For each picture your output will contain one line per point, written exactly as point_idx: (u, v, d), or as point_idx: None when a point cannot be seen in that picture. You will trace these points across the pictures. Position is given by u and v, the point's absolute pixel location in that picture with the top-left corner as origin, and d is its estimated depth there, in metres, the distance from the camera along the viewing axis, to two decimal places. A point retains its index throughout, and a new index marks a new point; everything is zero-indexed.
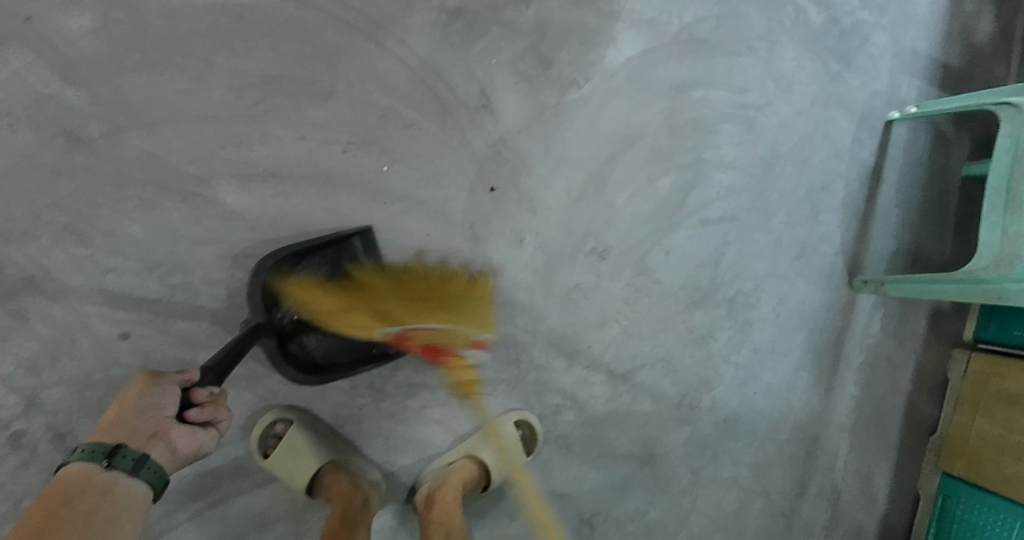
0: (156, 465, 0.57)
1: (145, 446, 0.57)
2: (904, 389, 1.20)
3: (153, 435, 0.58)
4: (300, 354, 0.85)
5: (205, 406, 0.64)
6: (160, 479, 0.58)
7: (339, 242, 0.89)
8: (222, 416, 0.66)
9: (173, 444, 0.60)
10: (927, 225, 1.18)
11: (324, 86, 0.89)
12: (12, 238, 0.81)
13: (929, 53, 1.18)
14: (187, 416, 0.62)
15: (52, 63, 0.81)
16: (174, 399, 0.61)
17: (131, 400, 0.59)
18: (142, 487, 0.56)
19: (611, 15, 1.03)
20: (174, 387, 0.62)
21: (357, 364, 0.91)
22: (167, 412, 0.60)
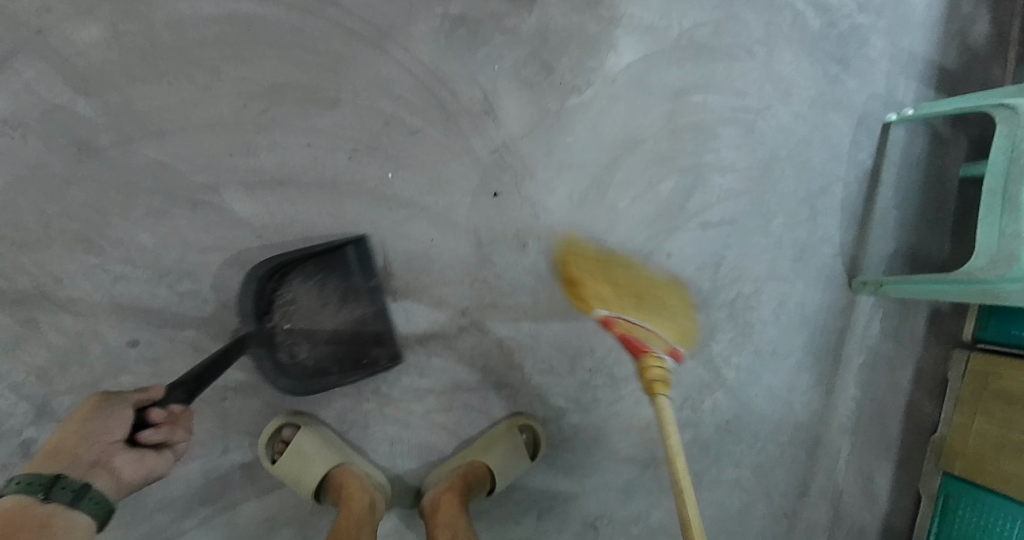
0: (98, 494, 0.55)
1: (86, 474, 0.56)
2: (905, 389, 1.20)
3: (95, 463, 0.57)
4: (289, 362, 0.88)
5: (160, 427, 0.63)
6: (103, 508, 0.56)
7: (332, 253, 0.90)
8: (178, 437, 0.66)
9: (119, 471, 0.58)
10: (925, 226, 1.20)
11: (329, 94, 0.90)
12: (23, 247, 0.82)
13: (926, 56, 1.20)
14: (139, 439, 0.61)
15: (63, 73, 0.82)
16: (123, 423, 0.60)
17: (76, 427, 0.58)
18: (84, 520, 0.54)
19: (612, 21, 1.04)
20: (125, 410, 0.61)
21: (347, 373, 0.92)
22: (114, 436, 0.59)
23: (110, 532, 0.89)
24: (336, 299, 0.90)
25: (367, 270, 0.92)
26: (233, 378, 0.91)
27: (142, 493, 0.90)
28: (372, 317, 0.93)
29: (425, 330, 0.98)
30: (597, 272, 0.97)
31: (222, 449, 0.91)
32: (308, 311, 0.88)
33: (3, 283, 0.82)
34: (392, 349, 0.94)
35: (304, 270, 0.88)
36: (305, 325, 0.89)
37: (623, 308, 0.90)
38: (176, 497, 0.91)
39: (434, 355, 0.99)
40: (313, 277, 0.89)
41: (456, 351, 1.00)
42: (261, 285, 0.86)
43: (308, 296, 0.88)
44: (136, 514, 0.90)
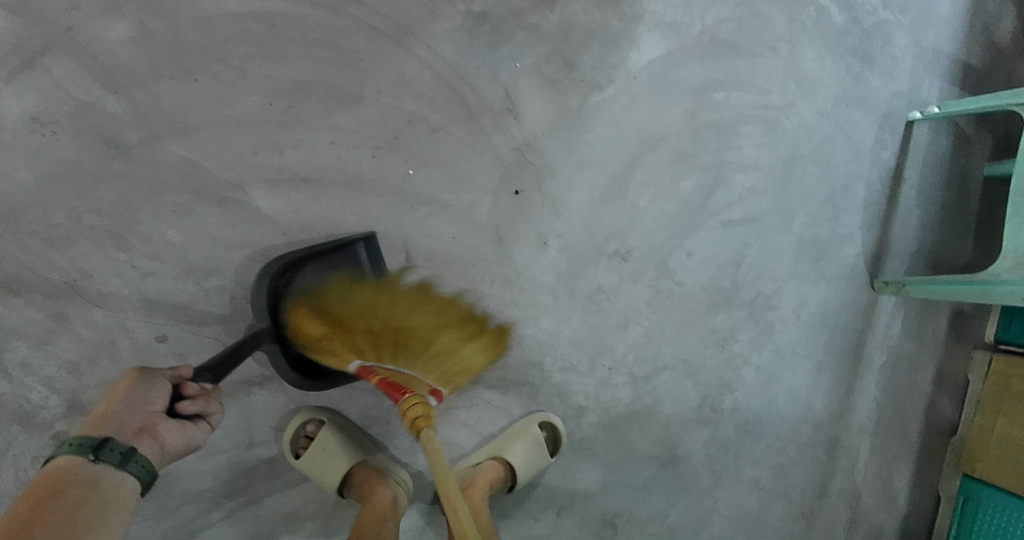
0: (144, 458, 0.54)
1: (131, 440, 0.54)
2: (926, 391, 1.19)
3: (139, 430, 0.55)
4: (304, 359, 0.85)
5: (195, 399, 0.62)
6: (149, 473, 0.54)
7: (344, 250, 0.90)
8: (213, 411, 0.64)
9: (161, 437, 0.57)
10: (948, 226, 1.18)
11: (353, 92, 0.91)
12: (54, 243, 0.83)
13: (951, 53, 1.18)
14: (177, 410, 0.60)
15: (92, 70, 0.82)
16: (163, 394, 0.59)
17: (119, 394, 0.57)
18: (130, 481, 0.53)
19: (634, 18, 1.03)
20: (164, 382, 0.59)
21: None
22: (156, 406, 0.58)
23: (139, 525, 0.91)
24: (346, 293, 0.89)
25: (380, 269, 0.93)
26: (258, 373, 0.92)
27: (170, 486, 0.91)
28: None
29: None
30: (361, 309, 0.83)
31: (248, 444, 0.92)
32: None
33: (36, 279, 0.83)
34: None
35: (315, 264, 0.86)
36: None
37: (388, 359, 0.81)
38: (202, 491, 0.92)
39: None
40: (324, 270, 0.87)
41: None
42: (274, 284, 0.81)
43: None
44: (164, 507, 0.91)
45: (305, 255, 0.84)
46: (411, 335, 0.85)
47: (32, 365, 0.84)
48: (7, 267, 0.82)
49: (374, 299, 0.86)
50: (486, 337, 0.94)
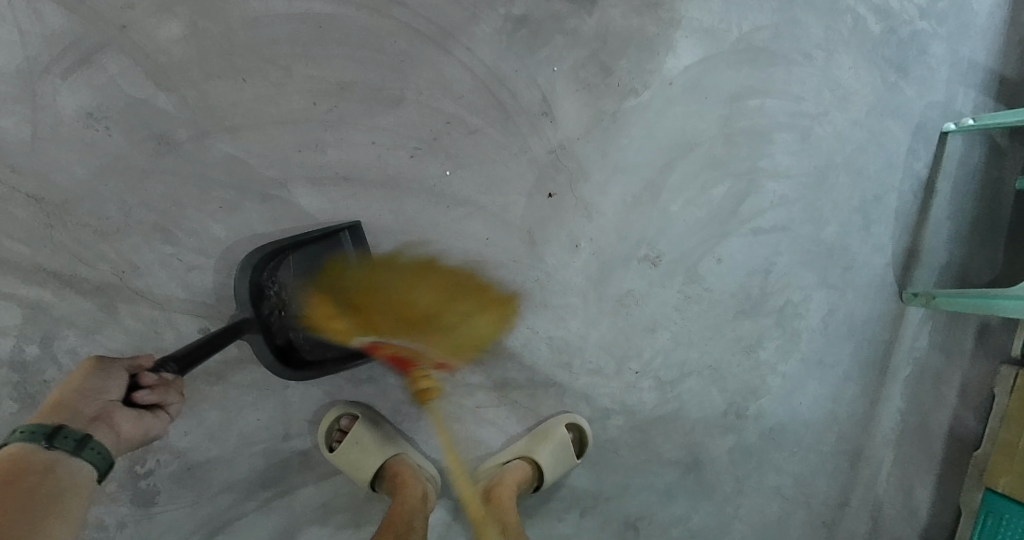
0: (101, 445, 0.53)
1: (87, 428, 0.53)
2: (952, 404, 1.19)
3: (95, 418, 0.54)
4: (288, 348, 0.85)
5: (153, 390, 0.60)
6: (106, 460, 0.53)
7: (328, 239, 0.90)
8: (173, 401, 0.62)
9: (119, 427, 0.55)
10: (979, 239, 1.17)
11: (395, 93, 0.93)
12: (105, 235, 0.87)
13: (990, 63, 1.16)
14: (134, 399, 0.59)
15: (145, 67, 0.85)
16: (121, 382, 0.57)
17: (74, 383, 0.55)
18: (86, 468, 0.52)
19: (671, 23, 1.03)
20: (121, 371, 0.58)
21: (346, 359, 0.91)
22: (112, 395, 0.56)
23: (177, 511, 0.93)
24: (328, 283, 0.90)
25: (363, 255, 0.92)
26: None
27: (207, 475, 0.93)
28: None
29: (475, 328, 1.00)
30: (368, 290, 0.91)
31: (283, 436, 0.95)
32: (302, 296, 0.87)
33: (87, 270, 0.87)
34: None
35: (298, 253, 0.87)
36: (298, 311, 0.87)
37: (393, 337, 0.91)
38: (239, 481, 0.94)
39: (484, 351, 1.01)
40: (308, 260, 0.88)
41: (504, 348, 1.01)
42: (256, 273, 0.81)
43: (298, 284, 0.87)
44: (201, 495, 0.94)
45: (290, 243, 0.84)
46: (430, 306, 0.94)
47: (80, 353, 0.87)
48: (60, 257, 0.86)
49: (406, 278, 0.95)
50: (490, 309, 1.00)
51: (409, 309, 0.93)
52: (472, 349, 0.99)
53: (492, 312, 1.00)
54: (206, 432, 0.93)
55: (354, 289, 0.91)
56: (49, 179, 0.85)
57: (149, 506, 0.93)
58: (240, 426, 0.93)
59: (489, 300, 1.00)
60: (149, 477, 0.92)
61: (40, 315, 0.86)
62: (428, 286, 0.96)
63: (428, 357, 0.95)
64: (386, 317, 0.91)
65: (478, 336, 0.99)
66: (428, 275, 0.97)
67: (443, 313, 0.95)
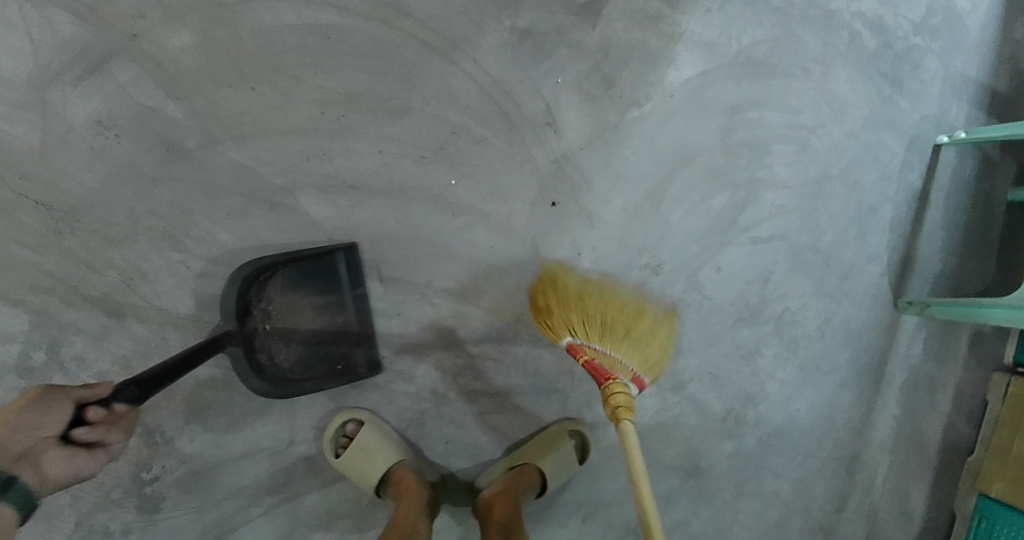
0: (26, 487, 0.51)
1: (12, 466, 0.51)
2: (946, 411, 1.20)
3: (22, 457, 0.52)
4: (267, 364, 0.89)
5: (95, 427, 0.59)
6: (29, 502, 0.51)
7: (321, 259, 0.92)
8: (113, 440, 0.62)
9: (45, 469, 0.54)
10: (972, 249, 1.20)
11: (402, 103, 0.94)
12: (113, 242, 0.87)
13: (982, 78, 1.19)
14: (72, 436, 0.57)
15: (155, 76, 0.87)
16: (61, 419, 0.55)
17: (10, 412, 0.53)
18: (7, 511, 0.50)
19: (673, 37, 1.05)
20: (65, 405, 0.56)
21: (324, 380, 0.93)
22: (46, 432, 0.54)
23: (181, 517, 0.94)
24: (315, 302, 0.92)
25: (355, 277, 0.94)
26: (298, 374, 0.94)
27: (212, 481, 0.94)
28: (353, 325, 0.95)
29: (480, 335, 1.01)
30: (560, 297, 0.97)
31: (288, 442, 0.95)
32: (286, 313, 0.90)
33: (95, 277, 0.87)
34: (374, 358, 0.96)
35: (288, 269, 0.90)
36: (285, 327, 0.91)
37: (592, 336, 0.90)
38: (243, 487, 0.94)
39: (488, 358, 1.02)
40: (297, 278, 0.91)
41: (509, 355, 1.02)
42: (244, 287, 0.86)
43: (285, 300, 0.90)
44: (206, 501, 0.94)
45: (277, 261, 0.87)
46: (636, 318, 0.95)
47: (86, 359, 0.88)
48: (68, 264, 0.86)
49: (569, 295, 0.97)
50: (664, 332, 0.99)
51: (591, 313, 0.94)
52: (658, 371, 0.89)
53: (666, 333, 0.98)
54: (211, 438, 0.93)
55: (546, 291, 0.99)
56: (58, 186, 0.85)
57: (154, 512, 0.93)
58: (245, 432, 0.94)
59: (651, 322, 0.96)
60: (154, 483, 0.92)
61: (47, 321, 0.87)
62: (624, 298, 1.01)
63: (628, 367, 0.86)
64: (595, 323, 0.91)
65: (651, 358, 0.90)
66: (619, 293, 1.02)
67: (632, 324, 0.93)
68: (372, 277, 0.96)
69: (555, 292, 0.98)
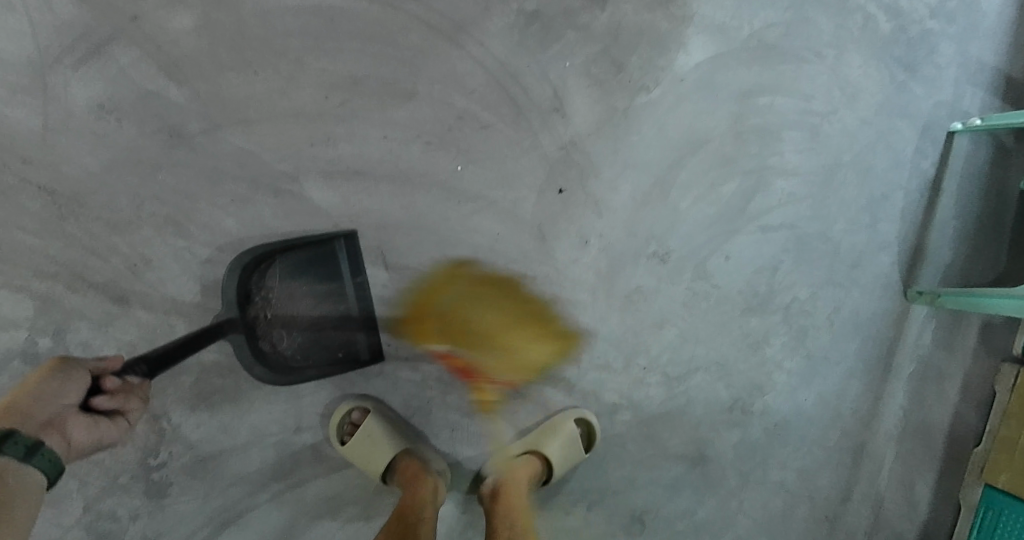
0: (52, 452, 0.52)
1: (37, 434, 0.52)
2: (954, 402, 1.20)
3: (49, 423, 0.53)
4: (270, 351, 0.90)
5: (114, 395, 0.60)
6: (56, 466, 0.52)
7: (322, 247, 0.91)
8: (133, 407, 0.62)
9: (70, 434, 0.55)
10: (983, 238, 1.18)
11: (407, 87, 0.93)
12: (117, 228, 0.86)
13: (999, 63, 1.16)
14: (91, 405, 0.58)
15: (156, 59, 0.85)
16: (80, 386, 0.56)
17: (31, 384, 0.54)
18: (33, 474, 0.51)
19: (683, 21, 1.03)
20: (84, 373, 0.57)
21: (325, 368, 0.93)
22: (71, 398, 0.56)
23: (189, 503, 0.94)
24: (315, 291, 0.92)
25: (355, 265, 0.93)
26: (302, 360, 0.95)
27: (219, 467, 0.94)
28: (355, 313, 0.94)
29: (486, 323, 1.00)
30: (459, 305, 0.99)
31: (294, 429, 0.95)
32: (286, 301, 0.90)
33: (99, 263, 0.87)
34: (376, 346, 0.95)
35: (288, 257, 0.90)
36: (286, 315, 0.91)
37: (476, 350, 1.01)
38: (250, 473, 0.95)
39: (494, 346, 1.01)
40: (297, 266, 0.91)
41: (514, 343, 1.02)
42: (244, 275, 0.87)
43: (286, 289, 0.90)
44: (213, 487, 0.94)
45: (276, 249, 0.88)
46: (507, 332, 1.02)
47: (92, 346, 0.87)
48: (72, 250, 0.86)
49: (480, 295, 1.00)
50: (551, 340, 1.03)
51: (483, 325, 1.01)
52: (532, 375, 1.03)
53: (551, 342, 1.03)
54: (217, 425, 0.93)
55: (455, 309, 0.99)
56: (60, 171, 0.85)
57: (161, 498, 0.93)
58: (252, 419, 0.94)
59: (553, 334, 1.03)
60: (161, 469, 0.93)
61: (52, 307, 0.86)
62: (523, 304, 1.02)
63: (496, 375, 1.02)
64: (477, 336, 1.01)
65: (533, 362, 1.03)
66: (530, 299, 1.01)
67: (525, 331, 1.02)
68: (377, 264, 0.96)
69: (444, 298, 0.98)
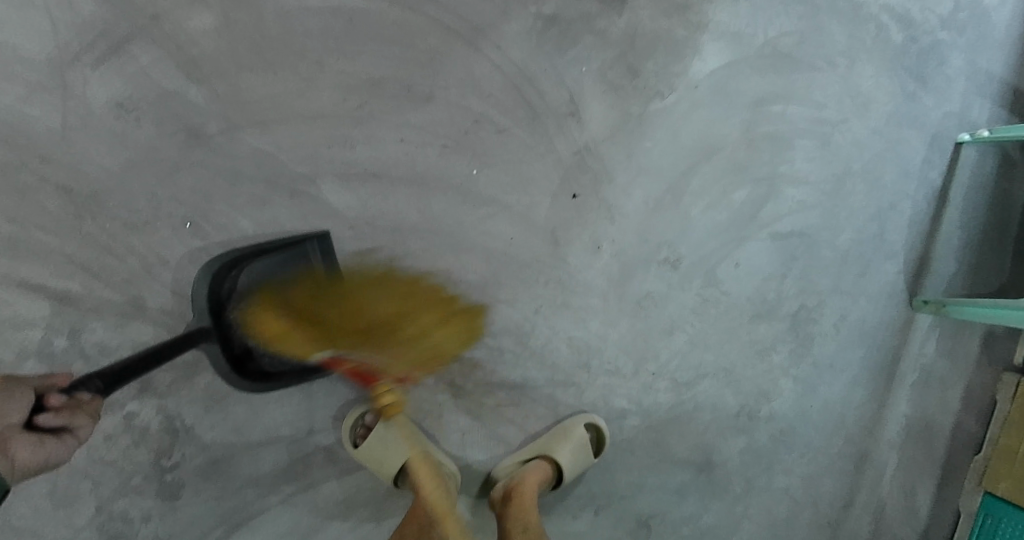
0: None
1: None
2: (956, 410, 1.21)
3: None
4: (247, 360, 0.85)
5: (59, 411, 0.51)
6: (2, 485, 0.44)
7: (296, 247, 0.89)
8: (81, 426, 0.53)
9: (13, 453, 0.46)
10: (988, 249, 1.19)
11: (424, 90, 0.93)
12: (134, 228, 0.87)
13: (1007, 76, 1.17)
14: (34, 423, 0.49)
15: (176, 59, 0.86)
16: (22, 403, 0.48)
17: None
18: None
19: (699, 27, 1.03)
20: (22, 390, 0.49)
21: (306, 372, 0.90)
22: (11, 419, 0.47)
23: (200, 504, 0.94)
24: None
25: (332, 267, 0.91)
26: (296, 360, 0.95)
27: (231, 469, 0.94)
28: None
29: (498, 327, 1.01)
30: (337, 305, 0.89)
31: (306, 431, 0.95)
32: None
33: (115, 263, 0.87)
34: None
35: (264, 259, 0.85)
36: None
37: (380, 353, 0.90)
38: (262, 475, 0.95)
39: (506, 350, 1.01)
40: (272, 269, 0.86)
41: (526, 348, 1.02)
42: (216, 281, 0.80)
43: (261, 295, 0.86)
44: (225, 488, 0.94)
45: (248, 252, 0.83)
46: (408, 322, 0.92)
47: (107, 346, 0.88)
48: (90, 249, 0.87)
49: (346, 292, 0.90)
50: (450, 324, 0.97)
51: (403, 323, 0.92)
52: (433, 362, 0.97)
53: (455, 325, 0.98)
54: (230, 426, 0.93)
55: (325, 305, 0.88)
56: (78, 171, 0.85)
57: (173, 499, 0.93)
58: (265, 420, 0.94)
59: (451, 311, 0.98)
60: (174, 470, 0.93)
61: (69, 307, 0.87)
62: (408, 286, 0.95)
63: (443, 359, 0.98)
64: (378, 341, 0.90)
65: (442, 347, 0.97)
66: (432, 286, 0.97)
67: (428, 316, 0.95)
68: (393, 265, 0.96)
69: (318, 300, 0.88)
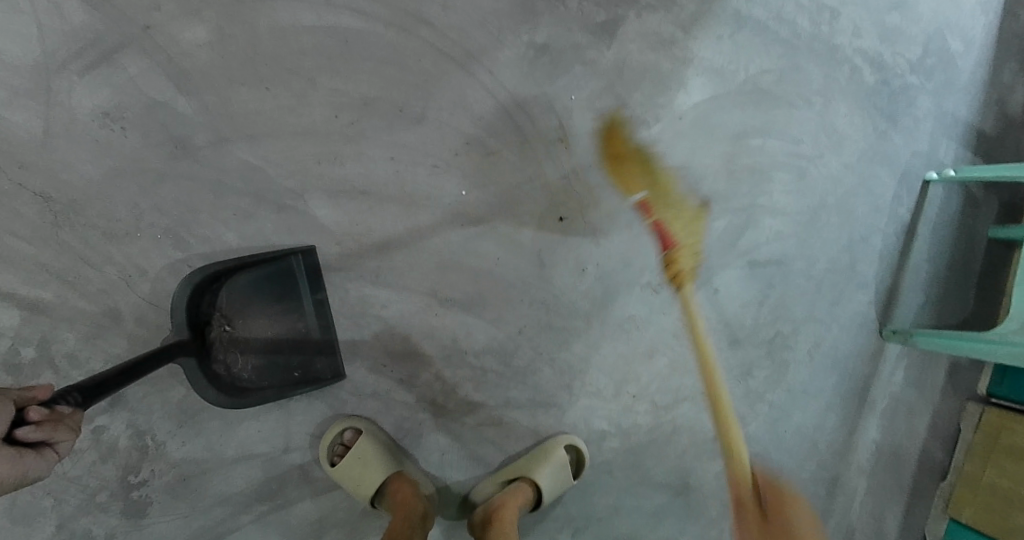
0: None
1: None
2: (923, 438, 1.24)
3: None
4: (224, 375, 0.87)
5: (41, 425, 0.49)
6: None
7: (279, 263, 0.90)
8: (62, 440, 0.51)
9: None
10: (953, 283, 1.23)
11: (416, 111, 0.94)
12: (113, 238, 0.86)
13: (972, 119, 1.23)
14: (15, 436, 0.47)
15: (166, 71, 0.86)
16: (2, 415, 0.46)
17: None
18: None
19: (685, 61, 1.07)
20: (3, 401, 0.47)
21: (286, 388, 0.91)
22: None
23: (168, 523, 0.91)
24: (270, 311, 0.91)
25: (315, 284, 0.92)
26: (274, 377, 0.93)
27: (202, 486, 0.92)
28: (314, 330, 0.93)
29: (482, 346, 1.01)
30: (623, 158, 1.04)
31: (282, 449, 0.94)
32: (241, 321, 0.89)
33: (91, 272, 0.86)
34: (336, 365, 0.94)
35: (245, 275, 0.89)
36: (240, 335, 0.89)
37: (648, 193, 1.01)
38: (235, 493, 0.93)
39: (489, 370, 1.01)
40: (250, 284, 0.89)
41: (509, 368, 1.02)
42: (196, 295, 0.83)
43: (240, 310, 0.89)
44: (195, 507, 0.92)
45: (230, 267, 0.85)
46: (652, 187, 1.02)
47: (78, 357, 0.86)
48: (66, 258, 0.85)
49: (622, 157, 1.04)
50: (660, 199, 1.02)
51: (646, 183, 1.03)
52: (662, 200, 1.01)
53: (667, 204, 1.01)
54: (204, 442, 0.91)
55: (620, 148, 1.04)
56: (58, 178, 0.84)
57: (140, 517, 0.90)
58: (239, 436, 0.92)
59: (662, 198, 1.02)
60: (142, 487, 0.90)
61: (40, 316, 0.85)
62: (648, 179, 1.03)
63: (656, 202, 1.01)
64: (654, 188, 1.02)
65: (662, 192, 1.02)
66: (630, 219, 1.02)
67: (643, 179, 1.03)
68: (378, 283, 0.96)
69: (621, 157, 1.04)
